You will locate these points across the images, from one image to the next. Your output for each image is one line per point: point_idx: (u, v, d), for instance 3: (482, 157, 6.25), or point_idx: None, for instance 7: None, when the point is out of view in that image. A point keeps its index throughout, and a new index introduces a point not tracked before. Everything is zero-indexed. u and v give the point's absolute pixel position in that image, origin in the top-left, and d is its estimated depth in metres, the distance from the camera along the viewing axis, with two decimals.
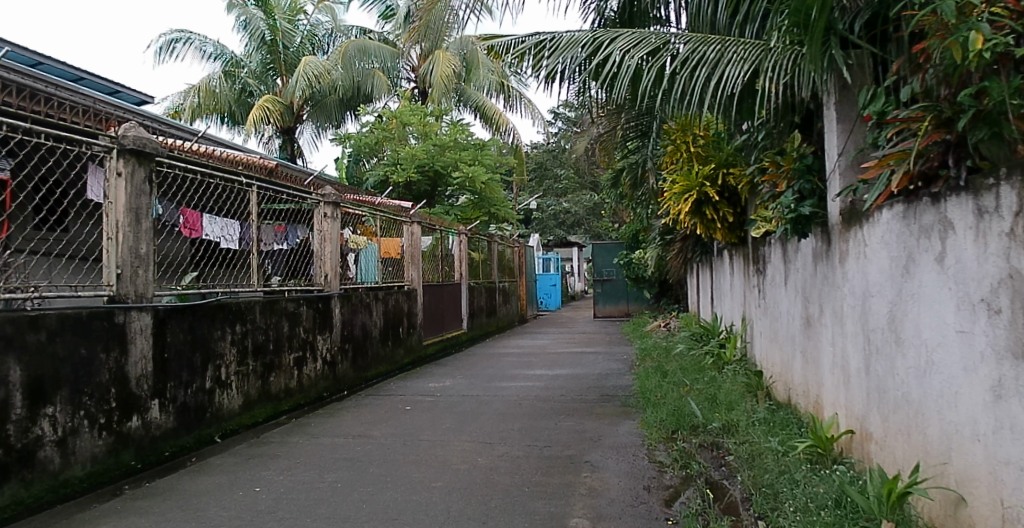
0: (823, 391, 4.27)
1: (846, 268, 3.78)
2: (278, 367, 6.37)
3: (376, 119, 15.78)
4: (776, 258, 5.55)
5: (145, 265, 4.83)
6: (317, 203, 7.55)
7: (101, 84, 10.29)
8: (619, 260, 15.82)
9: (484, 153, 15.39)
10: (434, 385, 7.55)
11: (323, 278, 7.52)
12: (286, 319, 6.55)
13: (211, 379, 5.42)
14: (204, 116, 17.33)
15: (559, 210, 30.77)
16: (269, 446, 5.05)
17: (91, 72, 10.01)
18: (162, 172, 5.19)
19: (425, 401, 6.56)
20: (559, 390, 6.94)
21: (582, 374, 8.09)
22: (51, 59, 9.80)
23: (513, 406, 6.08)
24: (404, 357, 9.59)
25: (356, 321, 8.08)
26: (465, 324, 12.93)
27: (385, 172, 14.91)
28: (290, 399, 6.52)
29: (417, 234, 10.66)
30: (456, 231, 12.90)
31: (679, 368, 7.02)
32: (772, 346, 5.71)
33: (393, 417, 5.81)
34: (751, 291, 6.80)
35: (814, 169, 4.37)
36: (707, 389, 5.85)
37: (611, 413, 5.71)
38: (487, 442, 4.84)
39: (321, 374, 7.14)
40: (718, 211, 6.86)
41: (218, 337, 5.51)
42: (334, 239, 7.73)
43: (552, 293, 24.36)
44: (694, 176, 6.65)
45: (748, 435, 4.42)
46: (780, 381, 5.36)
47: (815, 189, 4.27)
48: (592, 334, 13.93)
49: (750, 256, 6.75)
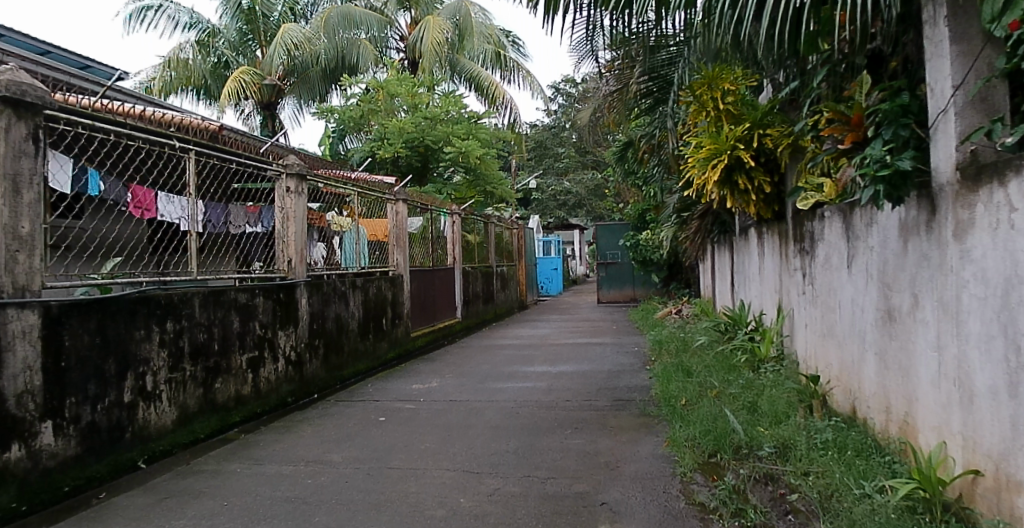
0: (915, 408, 3.24)
1: (965, 244, 2.72)
2: (225, 371, 5.31)
3: (363, 91, 14.52)
4: (832, 234, 4.47)
5: (29, 249, 3.77)
6: (278, 174, 6.37)
7: (67, 58, 9.36)
8: (626, 241, 14.73)
9: (479, 127, 14.26)
10: (418, 387, 6.47)
11: (286, 264, 6.43)
12: (236, 313, 5.47)
13: (132, 390, 4.37)
14: (179, 91, 16.24)
15: (560, 190, 29.53)
16: (198, 477, 3.99)
17: (56, 44, 9.12)
18: (59, 132, 4.12)
19: (405, 409, 5.49)
20: (563, 393, 5.88)
21: (590, 372, 7.02)
22: (13, 31, 8.90)
23: (509, 417, 5.02)
24: (388, 351, 8.51)
25: (329, 313, 7.00)
26: (459, 312, 11.87)
27: (370, 148, 13.75)
28: (243, 409, 5.49)
29: (402, 213, 9.44)
30: (449, 211, 11.78)
31: (705, 366, 5.94)
32: (824, 342, 4.67)
33: (361, 432, 4.74)
34: (789, 274, 5.73)
35: (911, 110, 3.22)
36: (744, 395, 4.81)
37: (630, 427, 4.64)
38: (476, 472, 3.77)
39: (285, 376, 6.11)
40: (752, 181, 5.75)
41: (140, 339, 4.46)
42: (300, 218, 6.56)
43: (553, 277, 23.41)
44: (725, 138, 5.56)
45: (815, 468, 3.37)
46: (839, 386, 4.32)
47: (913, 138, 3.14)
48: (596, 321, 12.86)
49: (788, 234, 5.66)
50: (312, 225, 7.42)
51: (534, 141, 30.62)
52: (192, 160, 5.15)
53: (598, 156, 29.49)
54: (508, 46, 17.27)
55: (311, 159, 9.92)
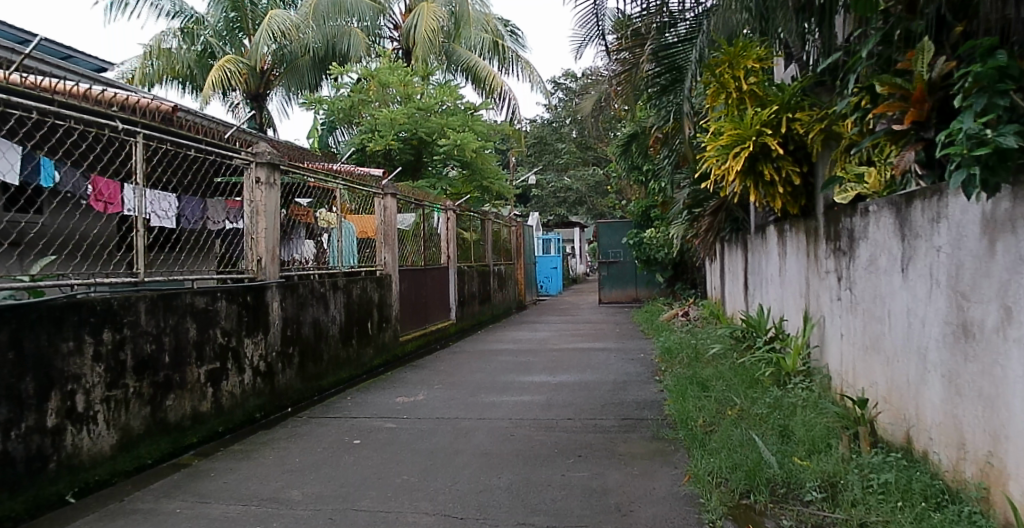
0: (1004, 449, 2.58)
1: None
2: (178, 386, 4.66)
3: (355, 81, 13.87)
4: (881, 232, 3.82)
5: None
6: (246, 163, 5.70)
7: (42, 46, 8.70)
8: (628, 240, 14.06)
9: (475, 119, 13.61)
10: (403, 400, 5.81)
11: (254, 264, 5.75)
12: (192, 320, 4.82)
13: (57, 412, 3.72)
14: (163, 80, 15.63)
15: (560, 187, 28.84)
16: (130, 518, 3.35)
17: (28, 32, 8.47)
18: None
19: (384, 429, 4.82)
20: (564, 410, 5.23)
21: (594, 383, 6.36)
22: None
23: (503, 440, 4.37)
24: (373, 358, 7.85)
25: (305, 317, 6.33)
26: (453, 313, 11.22)
27: (361, 140, 13.08)
28: (200, 428, 4.85)
29: (391, 209, 8.66)
30: (443, 207, 11.12)
31: (724, 380, 5.29)
32: (867, 357, 4.02)
33: (330, 460, 4.09)
34: (818, 276, 5.07)
35: (1012, 73, 2.62)
36: (775, 417, 4.16)
37: (641, 454, 4.00)
38: (460, 518, 3.13)
39: (253, 389, 5.47)
40: (778, 171, 5.14)
41: (68, 352, 3.81)
42: (271, 213, 5.90)
43: (552, 276, 22.81)
44: (749, 122, 5.05)
45: (875, 519, 2.79)
46: (889, 411, 3.65)
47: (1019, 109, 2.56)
48: (598, 324, 12.20)
49: (818, 230, 5.00)
50: (299, 222, 6.81)
51: (534, 137, 29.96)
52: (139, 145, 4.48)
53: (599, 152, 28.79)
54: (506, 36, 16.59)
55: (294, 151, 9.22)
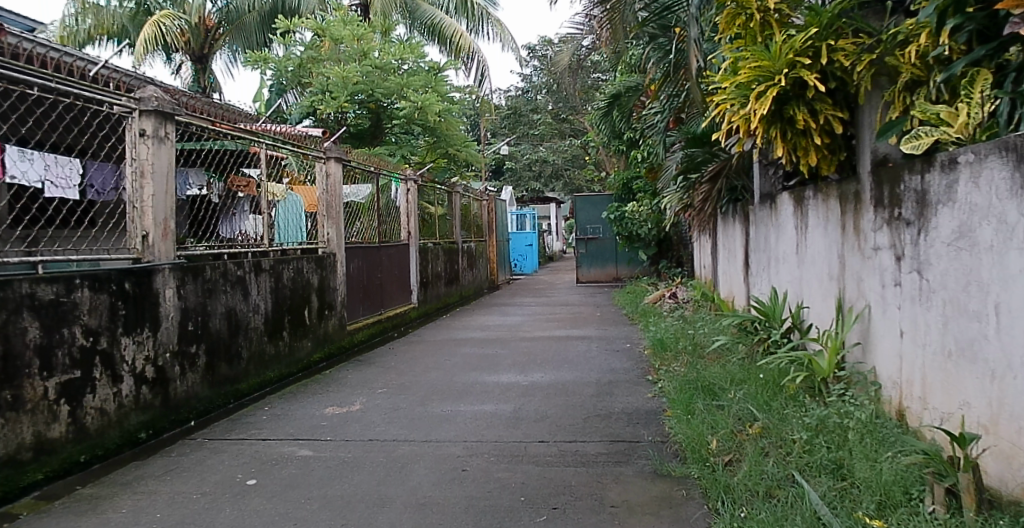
0: None
1: None
2: (11, 407, 3.39)
3: (306, 39, 12.52)
4: (980, 192, 2.69)
5: None
6: (128, 110, 4.40)
7: None
8: (608, 214, 12.81)
9: (439, 79, 12.34)
10: (333, 412, 4.61)
11: (139, 240, 4.45)
12: (33, 317, 3.55)
13: None
14: (95, 40, 14.10)
15: (535, 160, 27.59)
16: None
17: None
18: None
19: (297, 458, 3.64)
20: (537, 427, 4.07)
21: (573, 385, 5.22)
22: None
23: (450, 481, 3.20)
24: (312, 352, 6.63)
25: (214, 308, 5.08)
26: (414, 297, 10.00)
27: (310, 102, 11.77)
28: (50, 460, 3.60)
29: (335, 176, 7.27)
30: (402, 177, 9.83)
31: (738, 388, 4.17)
32: (951, 367, 2.91)
33: (202, 516, 2.90)
34: (861, 255, 3.93)
35: None
36: (822, 450, 3.04)
37: (642, 504, 2.87)
38: None
39: (135, 401, 4.23)
40: (813, 116, 3.99)
41: None
42: (162, 176, 4.62)
43: (527, 254, 21.68)
44: (778, 53, 3.92)
45: None
46: (1005, 451, 2.51)
47: None
48: (576, 307, 11.09)
49: (863, 197, 3.85)
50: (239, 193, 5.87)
51: (508, 108, 28.61)
52: None
53: (576, 124, 27.56)
54: None
55: (221, 107, 7.81)
